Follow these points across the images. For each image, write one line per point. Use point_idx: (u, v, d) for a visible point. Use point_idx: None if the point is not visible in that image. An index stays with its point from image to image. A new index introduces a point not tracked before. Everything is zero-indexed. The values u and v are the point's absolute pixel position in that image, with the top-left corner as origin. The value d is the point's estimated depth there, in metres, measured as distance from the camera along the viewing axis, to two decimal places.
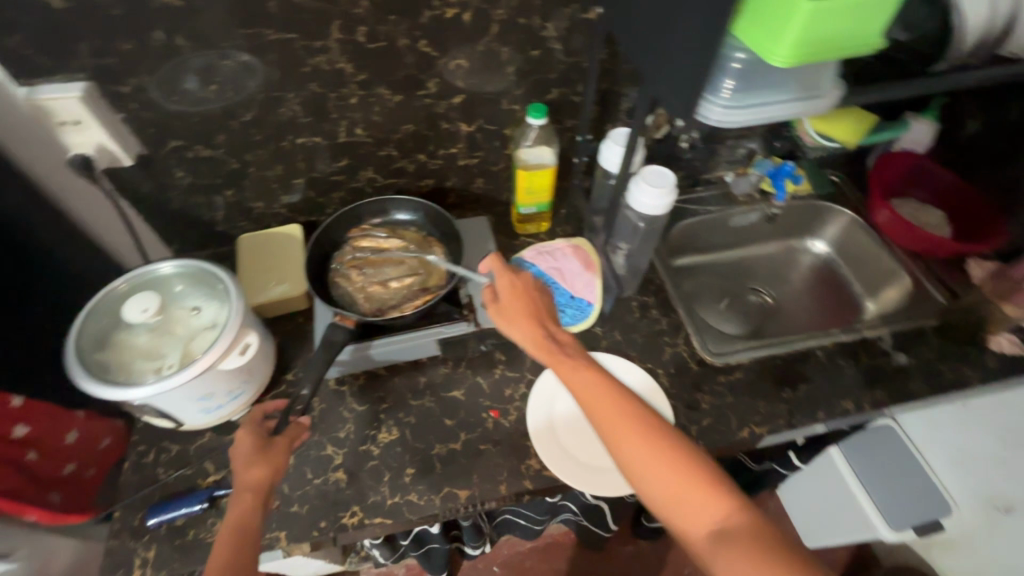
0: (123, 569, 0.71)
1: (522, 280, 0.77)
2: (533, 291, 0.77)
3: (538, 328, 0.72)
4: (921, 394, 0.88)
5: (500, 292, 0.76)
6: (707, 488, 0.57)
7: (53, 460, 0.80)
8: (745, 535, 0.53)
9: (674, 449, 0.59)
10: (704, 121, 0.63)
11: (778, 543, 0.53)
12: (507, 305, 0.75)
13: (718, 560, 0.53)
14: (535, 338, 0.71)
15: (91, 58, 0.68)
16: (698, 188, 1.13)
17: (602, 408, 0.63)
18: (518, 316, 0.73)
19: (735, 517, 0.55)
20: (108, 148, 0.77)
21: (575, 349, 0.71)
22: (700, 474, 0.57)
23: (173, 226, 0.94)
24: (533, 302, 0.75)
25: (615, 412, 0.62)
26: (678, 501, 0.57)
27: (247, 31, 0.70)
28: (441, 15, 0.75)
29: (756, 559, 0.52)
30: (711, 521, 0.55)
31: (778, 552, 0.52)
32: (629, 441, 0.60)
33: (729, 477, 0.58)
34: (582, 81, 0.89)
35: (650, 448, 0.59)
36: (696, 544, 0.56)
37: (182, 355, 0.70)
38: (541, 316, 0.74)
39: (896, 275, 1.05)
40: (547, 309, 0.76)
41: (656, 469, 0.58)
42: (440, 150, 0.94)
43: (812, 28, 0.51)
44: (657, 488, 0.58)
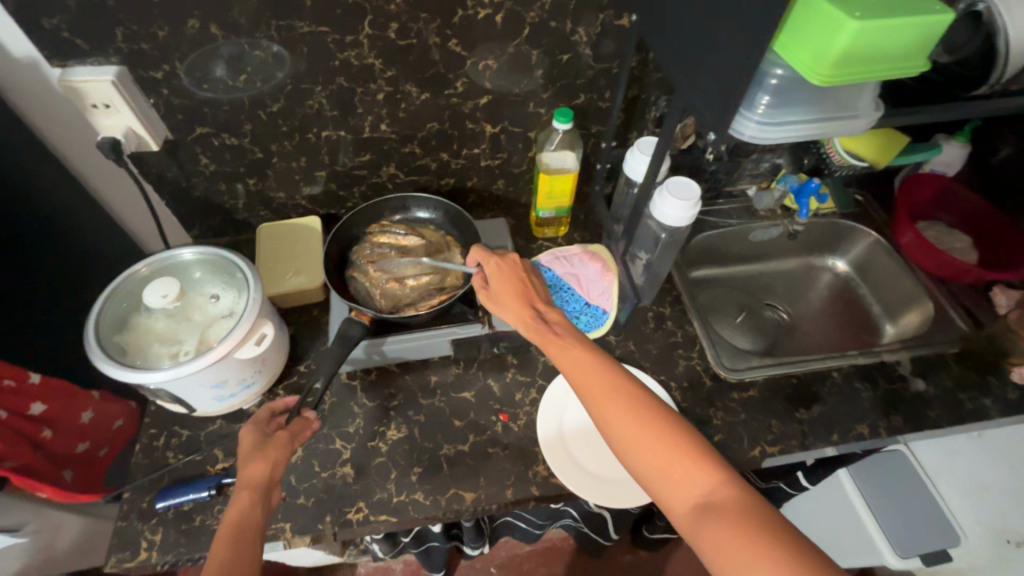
0: (129, 551, 0.72)
1: (512, 261, 0.77)
2: (524, 271, 0.76)
3: (527, 307, 0.71)
4: (938, 423, 0.87)
5: (490, 273, 0.76)
6: (692, 461, 0.54)
7: (68, 439, 0.81)
8: (730, 506, 0.51)
9: (659, 423, 0.57)
10: (738, 135, 0.62)
11: (767, 516, 0.50)
12: (496, 285, 0.75)
13: (703, 536, 0.51)
14: (524, 318, 0.71)
15: (125, 43, 0.69)
16: (719, 201, 1.12)
17: (587, 384, 0.62)
18: (507, 296, 0.73)
19: (721, 490, 0.52)
20: (137, 132, 0.77)
21: (565, 327, 0.69)
22: (685, 448, 0.55)
23: (195, 212, 0.94)
24: (523, 281, 0.75)
25: (600, 387, 0.61)
26: (662, 475, 0.55)
27: (280, 23, 0.70)
28: (473, 16, 0.74)
29: (739, 532, 0.49)
30: (695, 495, 0.53)
31: (765, 526, 0.49)
32: (612, 416, 0.59)
33: (717, 451, 0.55)
34: (610, 88, 0.89)
35: (633, 422, 0.57)
36: (681, 521, 0.53)
37: (199, 342, 0.71)
38: (532, 295, 0.73)
39: (918, 299, 1.03)
40: (538, 288, 0.75)
41: (639, 442, 0.56)
42: (463, 150, 0.94)
43: (855, 47, 0.51)
44: (641, 462, 0.56)
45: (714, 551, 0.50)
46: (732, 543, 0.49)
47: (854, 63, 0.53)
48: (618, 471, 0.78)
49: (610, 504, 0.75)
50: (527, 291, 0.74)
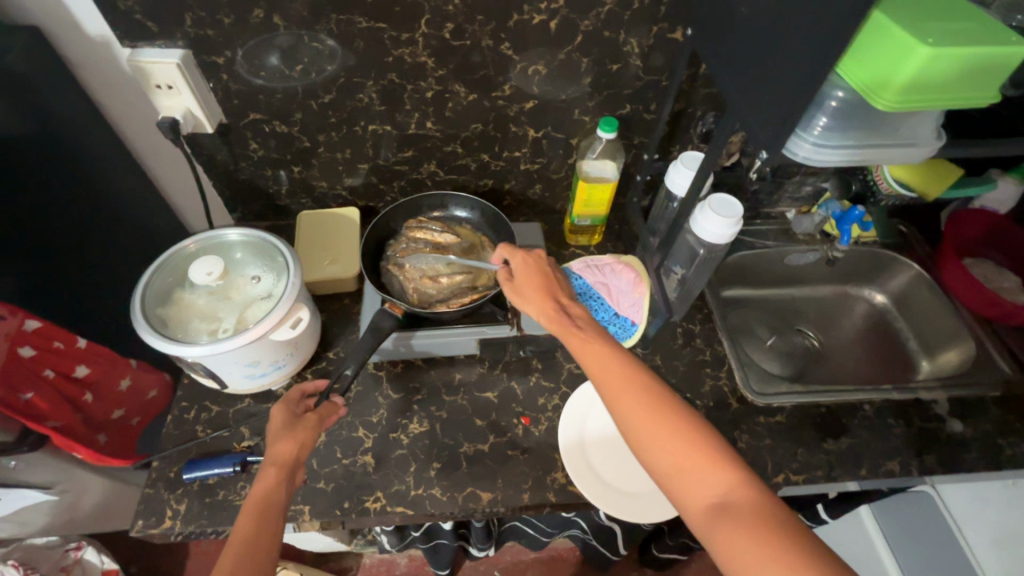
0: (154, 517, 0.74)
1: (536, 257, 0.77)
2: (547, 266, 0.77)
3: (550, 300, 0.71)
4: (973, 467, 0.84)
5: (514, 267, 0.76)
6: (710, 460, 0.54)
7: (105, 404, 0.84)
8: (747, 508, 0.50)
9: (677, 420, 0.56)
10: (792, 156, 0.62)
11: (784, 521, 0.49)
12: (519, 278, 0.75)
13: (717, 536, 0.50)
14: (546, 310, 0.70)
15: (192, 28, 0.71)
16: (758, 221, 1.10)
17: (606, 377, 0.61)
18: (532, 288, 0.73)
19: (738, 491, 0.51)
20: (194, 114, 0.79)
21: (588, 323, 0.69)
22: (702, 447, 0.54)
23: (239, 194, 0.97)
24: (546, 276, 0.75)
25: (618, 382, 0.60)
26: (679, 473, 0.54)
27: (339, 17, 0.72)
28: (527, 21, 0.75)
29: (756, 536, 0.48)
30: (712, 495, 0.52)
31: (783, 530, 0.48)
32: (630, 410, 0.58)
33: (736, 452, 0.54)
34: (656, 100, 0.88)
35: (654, 417, 0.57)
36: (695, 520, 0.52)
37: (237, 321, 0.72)
38: (555, 290, 0.73)
39: (959, 337, 1.00)
40: (561, 283, 0.75)
41: (656, 438, 0.56)
42: (504, 152, 0.95)
43: (925, 74, 0.50)
44: (657, 458, 0.55)
45: (728, 552, 0.49)
46: (747, 544, 0.48)
47: (920, 91, 0.52)
48: (636, 484, 0.77)
49: (625, 517, 0.74)
50: (551, 286, 0.74)
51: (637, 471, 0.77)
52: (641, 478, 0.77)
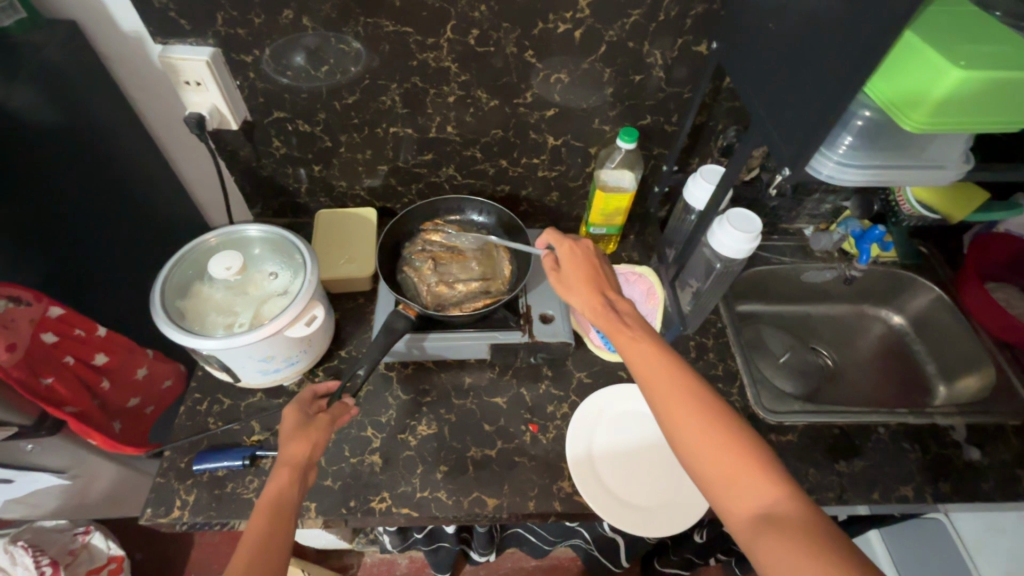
0: (164, 507, 0.75)
1: (585, 249, 0.76)
2: (596, 258, 0.76)
3: (599, 294, 0.71)
4: (990, 496, 0.82)
5: (562, 259, 0.75)
6: (756, 470, 0.53)
7: (121, 392, 0.85)
8: (790, 517, 0.50)
9: (725, 428, 0.56)
10: (816, 174, 0.62)
11: (830, 534, 0.48)
12: (567, 269, 0.74)
13: (759, 545, 0.49)
14: (595, 304, 0.70)
15: (223, 28, 0.73)
16: (775, 237, 1.09)
17: (654, 376, 0.61)
18: (578, 280, 0.73)
19: (785, 503, 0.51)
20: (220, 111, 0.81)
21: (634, 317, 0.68)
22: (749, 456, 0.54)
23: (259, 191, 0.98)
24: (595, 269, 0.74)
25: (667, 382, 0.60)
26: (722, 477, 0.54)
27: (367, 21, 0.73)
28: (553, 29, 0.75)
29: (800, 548, 0.48)
30: (757, 504, 0.52)
31: (829, 544, 0.48)
32: (678, 412, 0.58)
33: (783, 464, 0.54)
34: (678, 112, 0.88)
35: (699, 419, 0.57)
36: (737, 527, 0.52)
37: (253, 316, 0.73)
38: (603, 284, 0.72)
39: (979, 362, 0.98)
40: (610, 277, 0.74)
41: (704, 444, 0.55)
42: (523, 158, 0.95)
43: (956, 96, 0.50)
44: (703, 463, 0.55)
45: (770, 561, 0.48)
46: (790, 555, 0.48)
47: (951, 114, 0.51)
48: (643, 498, 0.76)
49: (629, 530, 0.73)
50: (599, 280, 0.73)
51: (644, 484, 0.77)
52: (649, 491, 0.77)
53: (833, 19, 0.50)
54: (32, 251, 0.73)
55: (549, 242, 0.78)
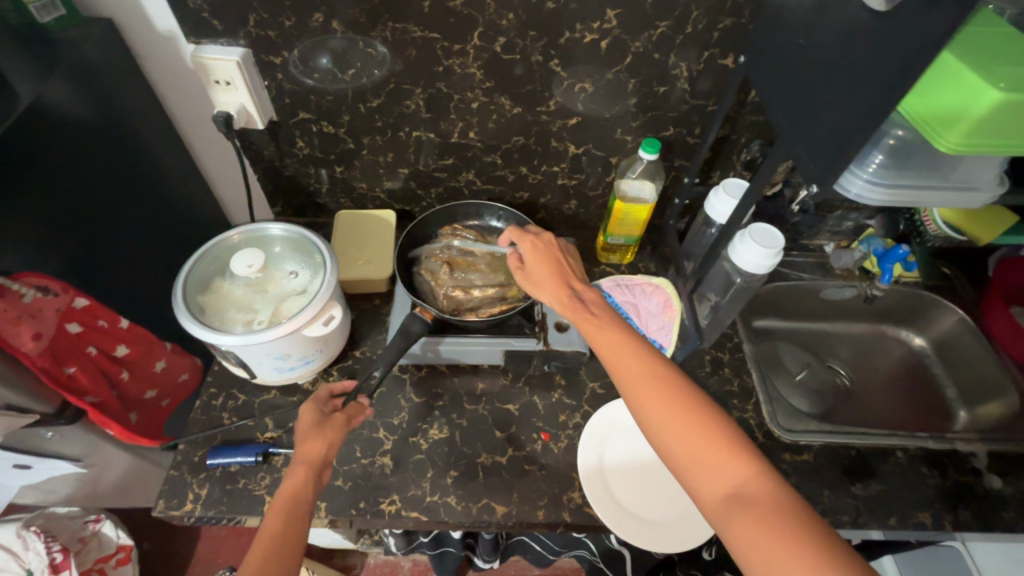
0: (176, 500, 0.75)
1: (547, 244, 0.76)
2: (559, 251, 0.76)
3: (564, 286, 0.70)
4: (1012, 527, 0.80)
5: (526, 256, 0.75)
6: (727, 452, 0.53)
7: (139, 384, 0.86)
8: (762, 500, 0.49)
9: (694, 410, 0.56)
10: (843, 191, 0.61)
11: (800, 514, 0.48)
12: (531, 264, 0.74)
13: (731, 527, 0.49)
14: (561, 297, 0.69)
15: (255, 29, 0.74)
16: (794, 253, 1.08)
17: (623, 363, 0.61)
18: (543, 273, 0.72)
19: (755, 482, 0.50)
20: (247, 110, 0.82)
21: (601, 306, 0.69)
22: (719, 438, 0.54)
23: (281, 189, 0.99)
24: (559, 263, 0.74)
25: (635, 369, 0.60)
26: (694, 464, 0.53)
27: (394, 26, 0.74)
28: (579, 39, 0.76)
29: (771, 527, 0.47)
30: (728, 486, 0.51)
31: (800, 523, 0.47)
32: (647, 397, 0.57)
33: (751, 442, 0.53)
34: (701, 125, 0.88)
35: (669, 406, 0.56)
36: (709, 510, 0.51)
37: (272, 313, 0.74)
38: (569, 277, 0.72)
39: (1003, 390, 0.96)
40: (573, 268, 0.75)
41: (673, 429, 0.55)
42: (543, 166, 0.95)
43: (996, 117, 0.49)
44: (675, 448, 0.54)
45: (743, 542, 0.48)
46: (761, 536, 0.47)
47: (989, 132, 0.50)
48: (655, 512, 0.75)
49: (639, 544, 0.72)
50: (563, 272, 0.73)
51: (657, 497, 0.76)
52: (659, 506, 0.76)
53: (868, 37, 0.50)
54: (61, 243, 0.75)
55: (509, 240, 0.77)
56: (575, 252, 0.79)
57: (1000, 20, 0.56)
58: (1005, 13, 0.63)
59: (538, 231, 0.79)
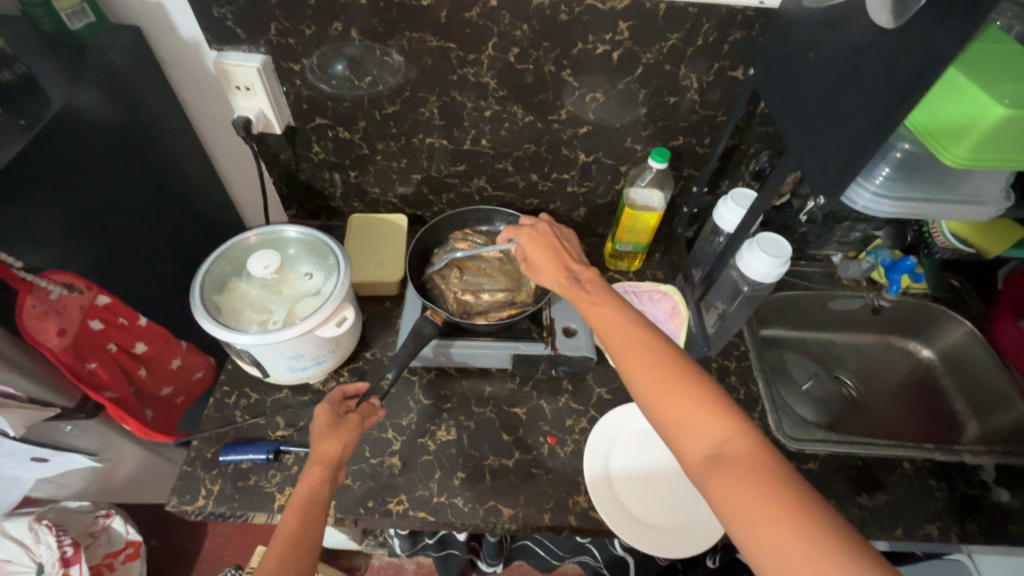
0: (189, 495, 0.77)
1: (542, 230, 0.78)
2: (555, 233, 0.78)
3: (561, 267, 0.73)
4: (1019, 540, 0.80)
5: (523, 243, 0.77)
6: (709, 414, 0.54)
7: (155, 380, 0.88)
8: (740, 459, 0.50)
9: (679, 375, 0.57)
10: (851, 204, 0.62)
11: (779, 473, 0.49)
12: (530, 247, 0.76)
13: (710, 486, 0.50)
14: (559, 279, 0.72)
15: (276, 37, 0.76)
16: (802, 263, 1.09)
17: (614, 336, 0.63)
18: (541, 255, 0.75)
19: (734, 442, 0.51)
20: (266, 115, 0.84)
21: (597, 284, 0.70)
22: (702, 400, 0.55)
23: (296, 192, 1.01)
24: (555, 245, 0.76)
25: (625, 339, 0.62)
26: (677, 426, 0.54)
27: (411, 35, 0.76)
28: (591, 50, 0.77)
29: (747, 484, 0.48)
30: (707, 446, 0.52)
31: (777, 481, 0.48)
32: (634, 363, 0.59)
33: (734, 405, 0.54)
34: (711, 135, 0.89)
35: (653, 371, 0.58)
36: (690, 469, 0.53)
37: (287, 314, 0.75)
38: (565, 257, 0.75)
39: (1010, 401, 0.96)
40: (571, 249, 0.76)
41: (657, 392, 0.56)
42: (554, 173, 0.97)
43: (1001, 133, 0.50)
44: (659, 411, 0.56)
45: (720, 500, 0.49)
46: (736, 493, 0.48)
47: (996, 147, 0.51)
48: (662, 518, 0.75)
49: (645, 550, 0.73)
50: (560, 253, 0.75)
51: (663, 503, 0.77)
52: (665, 512, 0.76)
53: (877, 54, 0.51)
54: (86, 241, 0.77)
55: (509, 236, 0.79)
56: (572, 235, 0.81)
57: (1006, 37, 0.57)
58: (1012, 30, 0.64)
59: (534, 219, 0.81)
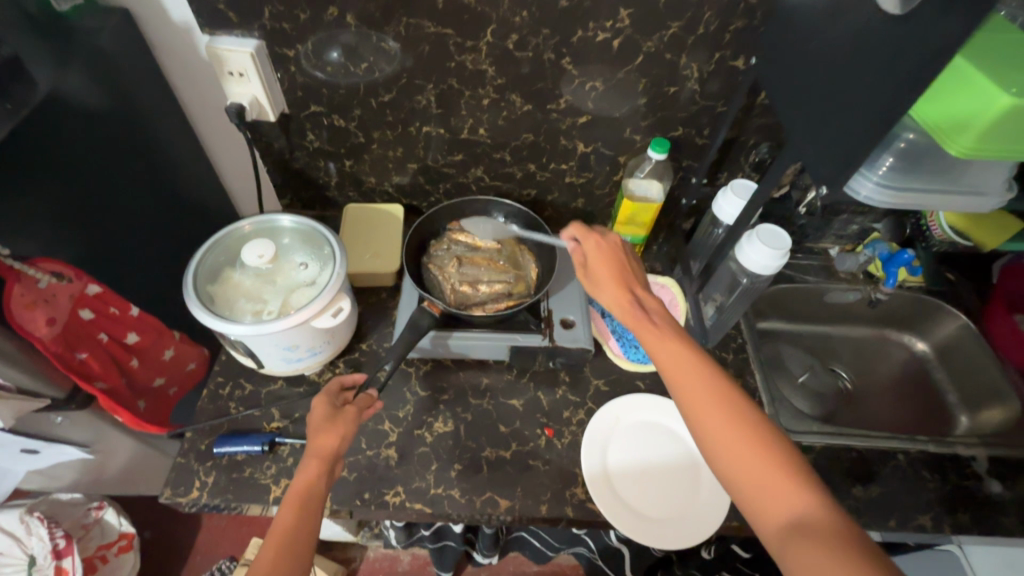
0: (183, 487, 0.76)
1: (609, 242, 0.76)
2: (623, 252, 0.76)
3: (626, 292, 0.71)
4: (1010, 531, 0.81)
5: (586, 256, 0.75)
6: (786, 477, 0.53)
7: (148, 371, 0.87)
8: (822, 530, 0.49)
9: (753, 429, 0.57)
10: (853, 194, 0.62)
11: (860, 548, 0.47)
12: (593, 265, 0.74)
13: (790, 556, 0.49)
14: (623, 303, 0.70)
15: (269, 21, 0.74)
16: (800, 255, 1.09)
17: (683, 380, 0.61)
18: (604, 276, 0.73)
19: (823, 519, 0.50)
20: (259, 102, 0.83)
21: (665, 317, 0.68)
22: (784, 470, 0.54)
23: (291, 181, 1.00)
24: (621, 267, 0.74)
25: (695, 385, 0.61)
26: (755, 488, 0.54)
27: (408, 21, 0.74)
28: (591, 38, 0.76)
29: (829, 558, 0.47)
30: (787, 513, 0.51)
31: (859, 556, 0.47)
32: (707, 415, 0.59)
33: (820, 480, 0.53)
34: (710, 126, 0.88)
35: (730, 425, 0.57)
36: (767, 535, 0.52)
37: (282, 304, 0.74)
38: (632, 282, 0.72)
39: (1004, 395, 0.96)
40: (637, 273, 0.74)
41: (732, 449, 0.56)
42: (552, 164, 0.96)
43: (1007, 122, 0.50)
44: (734, 469, 0.55)
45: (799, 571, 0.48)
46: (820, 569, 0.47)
47: (999, 138, 0.51)
48: (658, 510, 0.75)
49: (642, 541, 0.73)
50: (625, 275, 0.73)
51: (659, 495, 0.77)
52: (663, 503, 0.76)
53: (881, 42, 0.50)
54: (76, 228, 0.75)
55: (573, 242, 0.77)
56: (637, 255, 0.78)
57: (1012, 26, 0.56)
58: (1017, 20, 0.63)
59: (601, 230, 0.79)
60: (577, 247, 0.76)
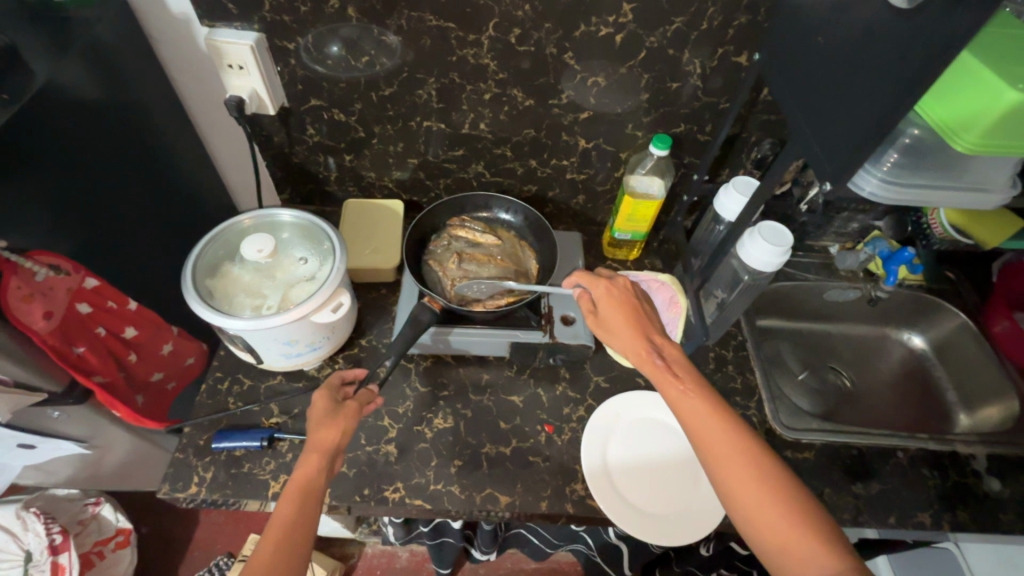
0: (181, 482, 0.76)
1: (620, 286, 0.76)
2: (636, 298, 0.75)
3: (643, 340, 0.70)
4: (1009, 529, 0.81)
5: (597, 300, 0.75)
6: (815, 540, 0.53)
7: (146, 366, 0.86)
8: None
9: (778, 488, 0.57)
10: (857, 190, 0.62)
11: None
12: (606, 311, 0.74)
13: None
14: (639, 351, 0.69)
15: (269, 13, 0.74)
16: (799, 253, 1.08)
17: (706, 433, 0.61)
18: (619, 323, 0.72)
19: None
20: (259, 95, 0.82)
21: (682, 364, 0.68)
22: (810, 533, 0.54)
23: (290, 176, 0.99)
24: (635, 312, 0.73)
25: (717, 439, 0.60)
26: (783, 551, 0.54)
27: (410, 14, 0.74)
28: (593, 32, 0.75)
29: None
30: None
31: None
32: (731, 473, 0.58)
33: (846, 544, 0.54)
34: (712, 122, 0.88)
35: (755, 483, 0.57)
36: None
37: (281, 299, 0.74)
38: (645, 325, 0.72)
39: (1003, 393, 0.96)
40: (651, 318, 0.74)
41: (759, 508, 0.56)
42: (553, 159, 0.95)
43: (1014, 118, 0.50)
44: (762, 531, 0.55)
45: None
46: None
47: (1007, 135, 0.51)
48: (658, 506, 0.75)
49: (643, 537, 0.72)
50: (641, 322, 0.72)
51: (660, 491, 0.76)
52: (665, 500, 0.76)
53: (887, 37, 0.50)
54: (73, 222, 0.75)
55: (581, 287, 0.77)
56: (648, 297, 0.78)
57: (1017, 22, 0.56)
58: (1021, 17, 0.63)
59: (611, 274, 0.78)
60: (585, 292, 0.76)
